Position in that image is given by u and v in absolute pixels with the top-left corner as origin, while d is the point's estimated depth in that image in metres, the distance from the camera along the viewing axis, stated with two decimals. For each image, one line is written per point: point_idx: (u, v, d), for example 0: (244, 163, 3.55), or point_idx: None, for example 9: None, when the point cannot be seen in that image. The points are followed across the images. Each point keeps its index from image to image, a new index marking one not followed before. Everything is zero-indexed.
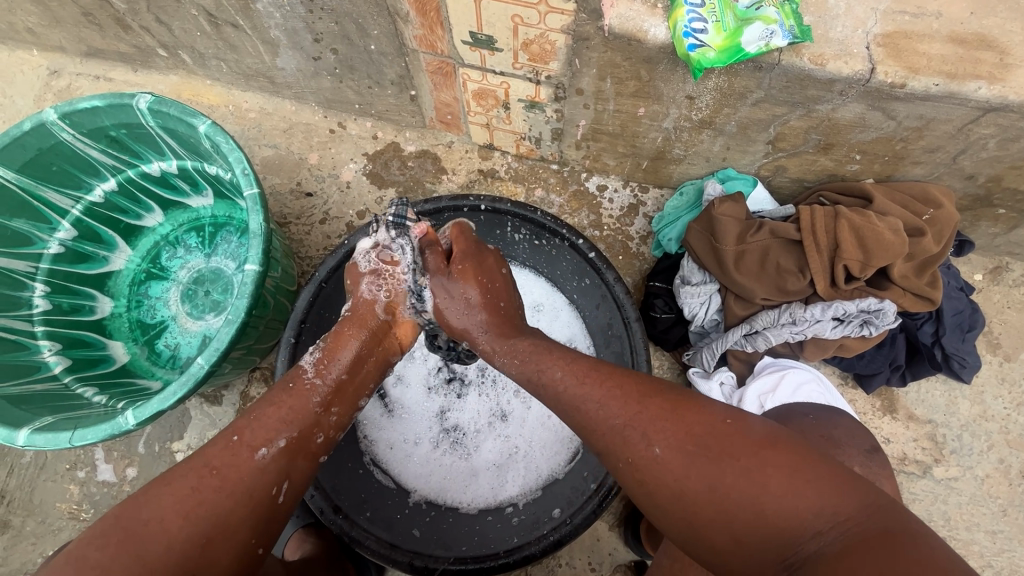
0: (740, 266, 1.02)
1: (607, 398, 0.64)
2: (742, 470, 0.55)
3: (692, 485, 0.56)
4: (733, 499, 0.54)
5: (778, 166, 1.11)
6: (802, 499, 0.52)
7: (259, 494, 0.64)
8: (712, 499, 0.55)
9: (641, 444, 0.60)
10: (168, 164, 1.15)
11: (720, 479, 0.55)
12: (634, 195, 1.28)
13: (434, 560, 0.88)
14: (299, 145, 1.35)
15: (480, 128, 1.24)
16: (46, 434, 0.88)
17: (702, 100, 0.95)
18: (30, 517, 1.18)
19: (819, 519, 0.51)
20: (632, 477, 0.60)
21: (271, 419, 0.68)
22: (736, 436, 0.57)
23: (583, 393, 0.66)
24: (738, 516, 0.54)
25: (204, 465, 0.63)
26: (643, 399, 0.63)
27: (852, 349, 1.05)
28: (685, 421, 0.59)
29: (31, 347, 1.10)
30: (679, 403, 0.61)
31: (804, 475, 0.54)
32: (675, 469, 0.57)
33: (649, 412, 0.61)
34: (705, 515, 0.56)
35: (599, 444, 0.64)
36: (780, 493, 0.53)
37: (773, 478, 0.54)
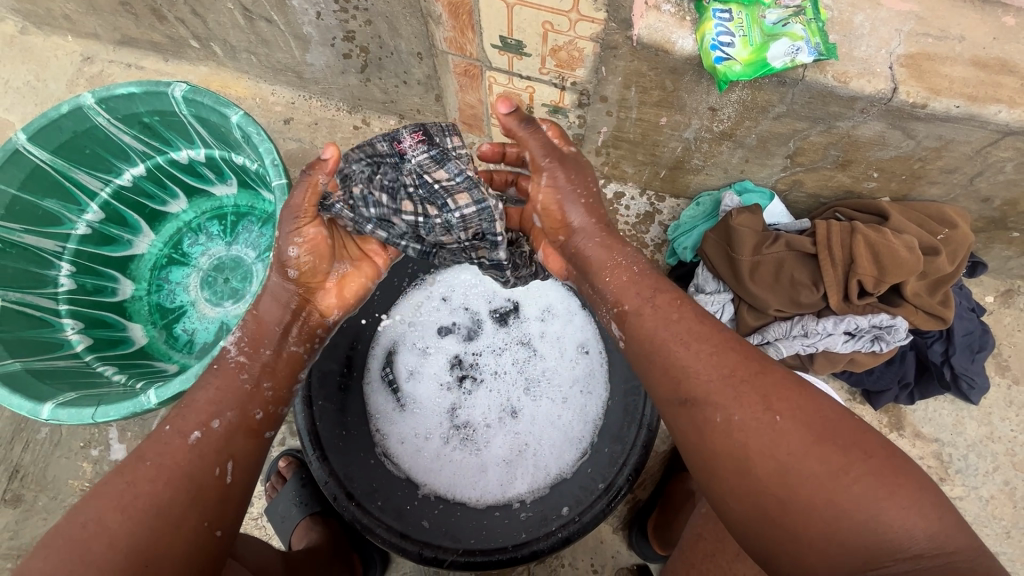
0: (755, 276, 1.03)
1: (725, 363, 0.66)
2: (857, 474, 0.57)
3: (797, 464, 0.59)
4: (832, 497, 0.57)
5: (795, 181, 1.12)
6: (911, 517, 0.55)
7: (202, 475, 0.67)
8: (809, 488, 0.58)
9: (757, 408, 0.63)
10: (196, 152, 1.17)
11: (827, 473, 0.58)
12: (650, 203, 1.30)
13: (444, 552, 0.89)
14: (323, 140, 1.38)
15: (502, 131, 1.27)
16: (70, 409, 0.90)
17: (725, 112, 0.97)
18: (42, 493, 1.20)
19: (922, 540, 0.55)
20: (728, 439, 0.63)
21: (205, 405, 0.71)
22: (858, 442, 0.60)
23: (699, 346, 0.68)
24: (836, 508, 0.57)
25: (138, 459, 0.66)
26: (761, 375, 0.65)
27: (862, 364, 1.06)
28: (808, 407, 0.62)
29: (54, 325, 1.12)
30: (805, 393, 0.64)
31: (919, 497, 0.56)
32: (789, 447, 0.60)
33: (771, 384, 0.64)
34: (797, 501, 0.59)
35: (695, 397, 0.66)
36: (893, 506, 0.56)
37: (890, 491, 0.56)
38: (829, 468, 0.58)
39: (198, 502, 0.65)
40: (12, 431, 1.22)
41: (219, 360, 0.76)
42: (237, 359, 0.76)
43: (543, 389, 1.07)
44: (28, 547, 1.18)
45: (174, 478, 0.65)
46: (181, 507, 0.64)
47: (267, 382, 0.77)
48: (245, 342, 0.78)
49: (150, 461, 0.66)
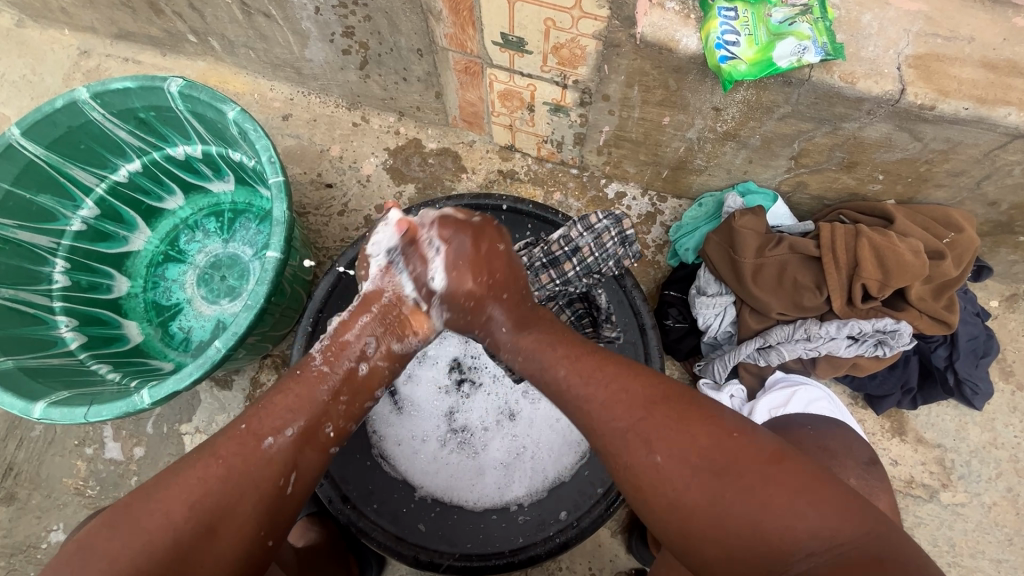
0: (757, 279, 1.02)
1: (614, 399, 0.64)
2: (744, 484, 0.56)
3: (688, 492, 0.58)
4: (734, 515, 0.56)
5: (799, 182, 1.11)
6: (803, 519, 0.54)
7: (267, 485, 0.64)
8: (710, 511, 0.57)
9: (642, 452, 0.61)
10: (192, 148, 1.15)
11: (722, 494, 0.57)
12: (652, 203, 1.29)
13: (439, 556, 0.92)
14: (321, 137, 1.36)
15: (502, 129, 1.25)
16: (61, 408, 0.88)
17: (728, 112, 0.96)
18: (36, 491, 1.19)
19: (814, 539, 0.53)
20: (629, 484, 0.62)
21: (279, 410, 0.68)
22: (749, 451, 0.58)
23: (588, 394, 0.66)
24: (730, 526, 0.56)
25: (211, 457, 0.64)
26: (650, 406, 0.63)
27: (865, 368, 1.04)
28: (690, 431, 0.60)
29: (48, 322, 1.11)
30: (684, 414, 0.61)
31: (806, 496, 0.55)
32: (674, 480, 0.59)
33: (655, 419, 0.62)
34: (697, 525, 0.57)
35: (600, 443, 0.65)
36: (783, 513, 0.54)
37: (778, 493, 0.55)
38: (720, 485, 0.57)
39: (260, 509, 0.63)
40: (6, 429, 1.21)
41: (301, 366, 0.72)
42: (319, 366, 0.71)
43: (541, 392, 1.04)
44: (21, 546, 1.17)
45: (245, 487, 0.63)
46: (243, 514, 0.62)
47: (343, 395, 0.71)
48: (327, 352, 0.72)
49: (220, 463, 0.63)
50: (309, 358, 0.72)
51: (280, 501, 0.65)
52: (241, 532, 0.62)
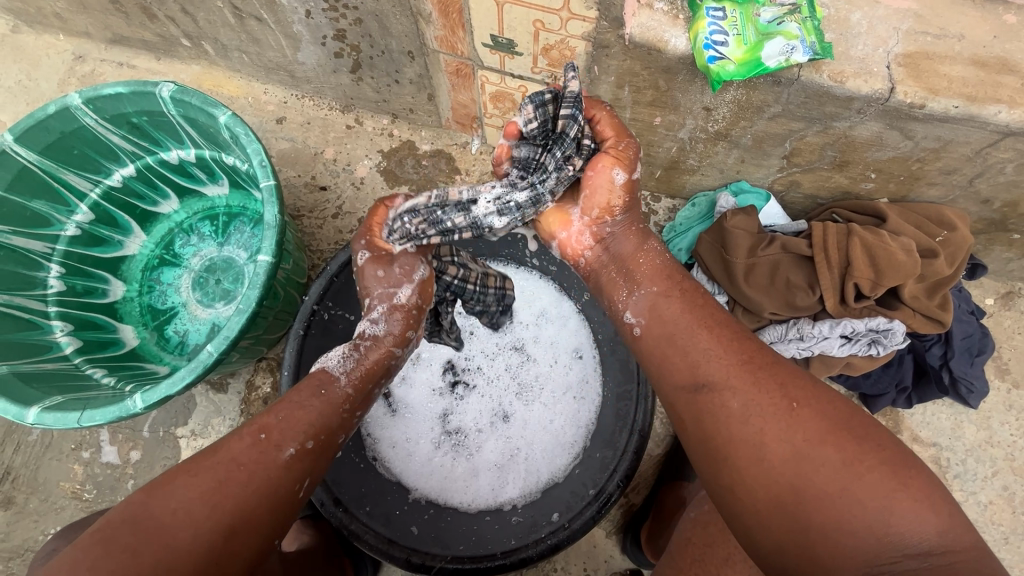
0: (750, 279, 1.01)
1: (727, 347, 0.64)
2: (882, 457, 0.53)
3: (820, 448, 0.54)
4: (846, 490, 0.52)
5: (792, 182, 1.11)
6: (933, 513, 0.50)
7: (283, 491, 0.63)
8: (820, 481, 0.53)
9: (771, 391, 0.59)
10: (186, 152, 1.16)
11: (839, 466, 0.53)
12: (645, 203, 1.28)
13: (431, 558, 0.88)
14: (315, 139, 1.37)
15: (495, 131, 1.25)
16: (55, 413, 0.89)
17: (719, 112, 0.96)
18: (33, 495, 1.19)
19: (935, 538, 0.50)
20: (744, 420, 0.58)
21: (302, 423, 0.67)
22: (870, 436, 0.55)
23: (702, 333, 0.66)
24: (855, 500, 0.51)
25: (232, 460, 0.62)
26: (768, 363, 0.62)
27: (859, 368, 1.04)
28: (825, 395, 0.59)
29: (43, 327, 1.11)
30: (807, 381, 0.60)
31: (932, 500, 0.51)
32: (804, 431, 0.55)
33: (786, 368, 0.61)
34: (813, 489, 0.53)
35: (705, 381, 0.63)
36: (910, 505, 0.51)
37: (911, 480, 0.52)
38: (837, 457, 0.54)
39: (270, 518, 0.62)
40: (3, 434, 1.21)
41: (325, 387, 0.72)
42: (344, 388, 0.73)
43: (536, 394, 1.06)
44: (19, 550, 1.18)
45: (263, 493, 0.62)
46: (261, 518, 0.61)
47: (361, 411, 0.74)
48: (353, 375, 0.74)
49: (242, 463, 0.62)
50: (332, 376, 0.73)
51: (293, 501, 0.65)
52: (258, 531, 0.61)
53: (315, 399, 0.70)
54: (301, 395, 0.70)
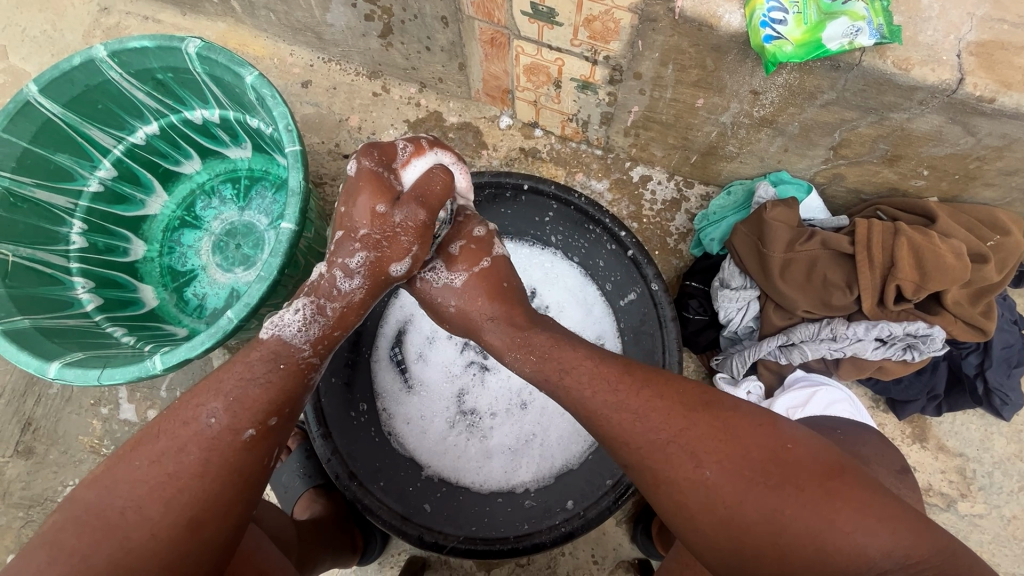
0: (785, 275, 0.97)
1: (649, 411, 0.63)
2: (801, 500, 0.56)
3: (746, 511, 0.57)
4: (794, 528, 0.55)
5: (836, 174, 1.05)
6: (867, 537, 0.54)
7: (251, 472, 0.65)
8: (770, 526, 0.56)
9: (688, 465, 0.60)
10: (210, 112, 1.13)
11: (779, 508, 0.56)
12: (678, 189, 1.24)
13: (444, 538, 0.87)
14: (340, 106, 1.33)
15: (527, 105, 1.21)
16: (75, 369, 0.88)
17: (768, 96, 0.91)
18: (53, 446, 1.21)
19: (884, 558, 0.54)
20: (673, 498, 0.60)
21: (257, 402, 0.66)
22: (802, 467, 0.57)
23: (617, 403, 0.64)
24: (792, 551, 0.55)
25: (180, 451, 0.62)
26: (691, 415, 0.62)
27: (891, 372, 1.00)
28: (745, 445, 0.59)
29: (65, 283, 1.10)
30: (730, 423, 0.61)
31: (868, 509, 0.55)
32: (728, 497, 0.58)
33: (699, 430, 0.61)
34: (752, 547, 0.57)
35: (633, 459, 0.63)
36: (844, 533, 0.54)
37: (839, 511, 0.55)
38: (777, 498, 0.57)
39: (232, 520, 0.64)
40: (25, 385, 1.23)
41: (285, 357, 0.69)
42: (307, 356, 0.70)
43: None
44: (39, 498, 1.20)
45: (227, 475, 0.63)
46: (232, 501, 0.63)
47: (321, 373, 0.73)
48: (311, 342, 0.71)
49: (196, 454, 0.63)
50: (296, 348, 0.70)
51: (264, 475, 0.67)
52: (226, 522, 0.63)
53: (262, 370, 0.68)
54: (252, 367, 0.68)
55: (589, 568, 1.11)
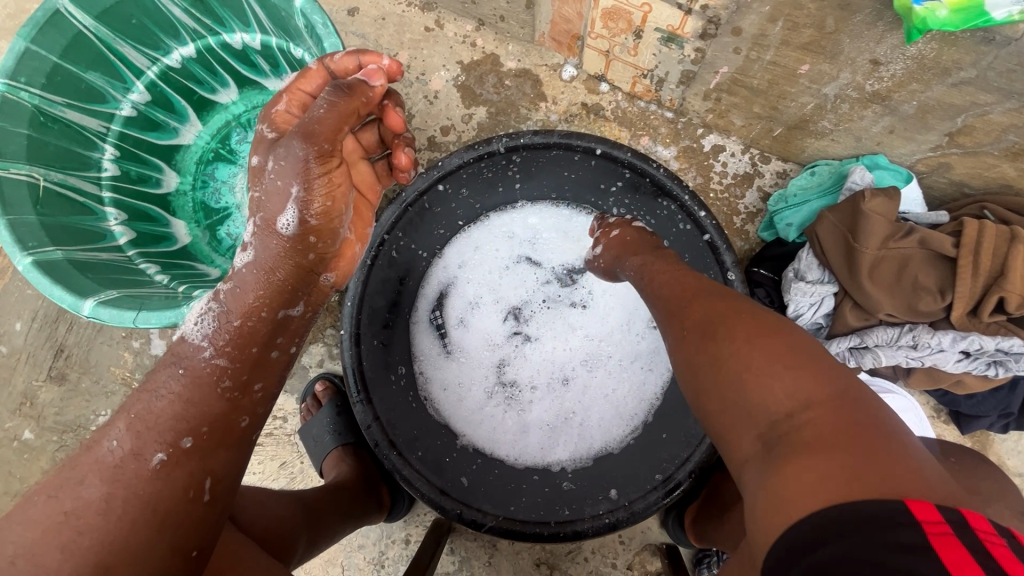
0: (874, 273, 0.87)
1: (668, 286, 0.65)
2: (746, 343, 0.52)
3: (700, 349, 0.55)
4: (735, 368, 0.51)
5: (943, 164, 0.94)
6: (797, 388, 0.47)
7: (165, 506, 0.54)
8: (716, 364, 0.53)
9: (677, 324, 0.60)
10: (251, 37, 1.06)
11: (726, 348, 0.53)
12: (752, 162, 1.13)
13: (482, 515, 0.83)
14: (389, 39, 1.22)
15: (597, 55, 1.09)
16: (111, 310, 0.84)
17: (890, 68, 0.79)
18: (85, 375, 1.20)
19: (801, 408, 0.47)
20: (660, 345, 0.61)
21: (161, 420, 0.58)
22: (762, 325, 0.53)
23: (654, 284, 0.69)
24: (729, 388, 0.51)
25: (80, 483, 0.54)
26: (697, 293, 0.62)
27: (968, 387, 0.93)
28: (719, 306, 0.57)
29: (97, 214, 1.03)
30: (725, 298, 0.59)
31: (813, 370, 0.48)
32: (691, 339, 0.57)
33: (697, 300, 0.60)
34: (701, 386, 0.54)
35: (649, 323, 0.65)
36: (780, 380, 0.48)
37: (782, 361, 0.49)
38: (727, 342, 0.53)
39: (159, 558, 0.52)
40: (57, 311, 1.21)
41: (187, 361, 0.62)
42: (211, 359, 0.62)
43: (602, 361, 0.99)
44: (71, 425, 1.20)
45: (137, 512, 0.53)
46: (142, 541, 0.52)
47: (257, 382, 0.64)
48: (215, 342, 0.63)
49: (95, 487, 0.54)
50: (198, 348, 0.62)
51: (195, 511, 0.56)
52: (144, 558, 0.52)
53: (172, 381, 0.61)
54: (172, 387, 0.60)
55: (615, 547, 1.10)
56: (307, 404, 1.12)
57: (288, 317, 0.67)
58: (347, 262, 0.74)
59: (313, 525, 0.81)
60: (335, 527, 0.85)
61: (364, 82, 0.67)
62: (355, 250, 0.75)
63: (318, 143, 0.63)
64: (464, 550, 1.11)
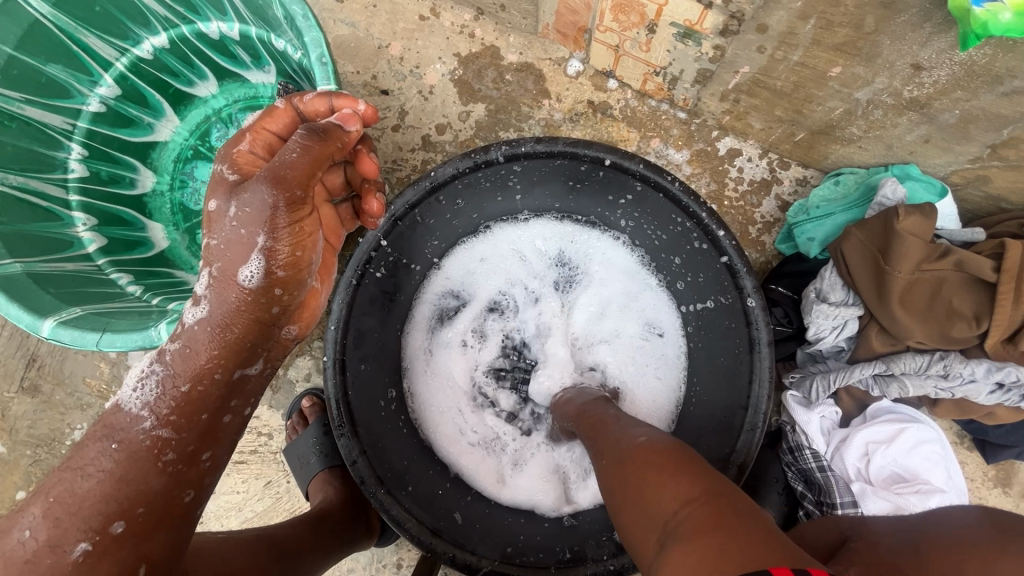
0: (904, 298, 0.80)
1: (585, 420, 0.70)
2: (634, 458, 0.54)
3: (604, 474, 0.57)
4: (627, 479, 0.52)
5: (982, 176, 0.86)
6: (672, 485, 0.48)
7: None
8: (614, 485, 0.54)
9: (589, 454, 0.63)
10: (228, 27, 0.96)
11: (622, 465, 0.54)
12: (771, 169, 1.05)
13: (478, 558, 0.75)
14: (381, 29, 1.12)
15: (606, 50, 1.00)
16: (72, 331, 0.77)
17: (933, 73, 0.71)
18: (59, 387, 1.14)
19: (680, 505, 0.46)
20: None
21: (89, 505, 0.53)
22: (649, 442, 0.55)
23: (577, 408, 0.76)
24: (626, 504, 0.51)
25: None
26: (605, 425, 0.66)
27: (1000, 418, 0.86)
28: (621, 435, 0.60)
29: (64, 219, 0.96)
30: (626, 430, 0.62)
31: (691, 473, 0.49)
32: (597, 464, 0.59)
33: (609, 432, 0.63)
34: (607, 515, 0.54)
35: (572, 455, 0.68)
36: (656, 483, 0.49)
37: (661, 465, 0.51)
38: (623, 460, 0.55)
39: None
40: None
41: (120, 435, 0.57)
42: (151, 429, 0.58)
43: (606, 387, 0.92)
44: (45, 439, 1.14)
45: None
46: None
47: (207, 451, 0.60)
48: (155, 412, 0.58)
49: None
50: (136, 419, 0.58)
51: None
52: None
53: (103, 459, 0.56)
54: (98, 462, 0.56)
55: None
56: (293, 422, 1.06)
57: (245, 377, 0.61)
58: (310, 314, 0.67)
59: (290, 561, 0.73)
60: (309, 565, 0.76)
61: (339, 127, 0.61)
62: (320, 300, 0.69)
63: (289, 190, 0.57)
64: None
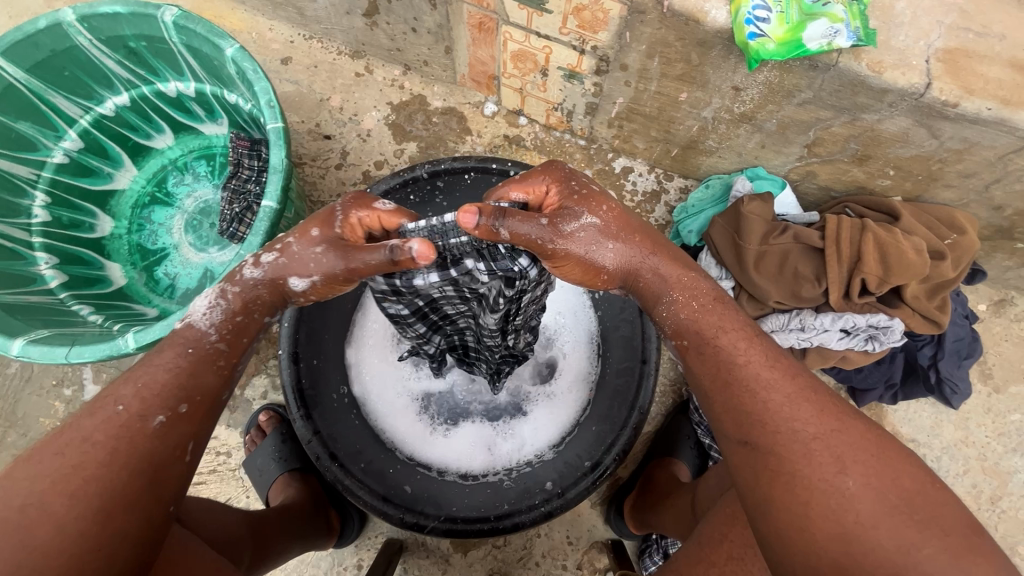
0: (759, 266, 1.00)
1: (793, 392, 0.59)
2: (933, 531, 0.51)
3: (845, 498, 0.53)
4: (875, 533, 0.51)
5: (809, 172, 1.10)
6: None
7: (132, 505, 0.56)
8: (868, 538, 0.51)
9: (812, 442, 0.56)
10: (185, 85, 1.10)
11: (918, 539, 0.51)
12: (658, 181, 1.26)
13: (425, 517, 0.87)
14: (322, 85, 1.30)
15: (513, 92, 1.21)
16: (41, 347, 0.84)
17: (748, 92, 0.93)
18: (11, 429, 1.16)
19: None
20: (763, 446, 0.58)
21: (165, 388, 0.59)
22: (954, 520, 0.52)
23: (768, 382, 0.60)
24: (858, 547, 0.51)
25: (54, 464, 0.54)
26: (830, 413, 0.58)
27: (854, 362, 1.06)
28: (892, 465, 0.55)
29: (27, 258, 1.05)
30: (883, 444, 0.56)
31: None
32: (843, 488, 0.54)
33: (850, 436, 0.56)
34: (822, 535, 0.53)
35: (738, 408, 0.60)
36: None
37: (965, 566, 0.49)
38: (912, 525, 0.51)
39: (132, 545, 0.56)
40: None
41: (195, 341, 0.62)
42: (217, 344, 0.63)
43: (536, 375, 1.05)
44: None
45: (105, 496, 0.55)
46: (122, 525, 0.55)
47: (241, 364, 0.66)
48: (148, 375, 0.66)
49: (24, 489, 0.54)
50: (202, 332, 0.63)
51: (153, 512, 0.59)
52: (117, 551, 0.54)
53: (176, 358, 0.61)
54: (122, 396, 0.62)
55: (564, 549, 1.14)
56: (251, 436, 1.13)
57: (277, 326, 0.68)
58: None
59: (257, 538, 0.84)
60: (279, 548, 0.87)
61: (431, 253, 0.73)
62: None
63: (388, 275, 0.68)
64: (416, 568, 1.13)
